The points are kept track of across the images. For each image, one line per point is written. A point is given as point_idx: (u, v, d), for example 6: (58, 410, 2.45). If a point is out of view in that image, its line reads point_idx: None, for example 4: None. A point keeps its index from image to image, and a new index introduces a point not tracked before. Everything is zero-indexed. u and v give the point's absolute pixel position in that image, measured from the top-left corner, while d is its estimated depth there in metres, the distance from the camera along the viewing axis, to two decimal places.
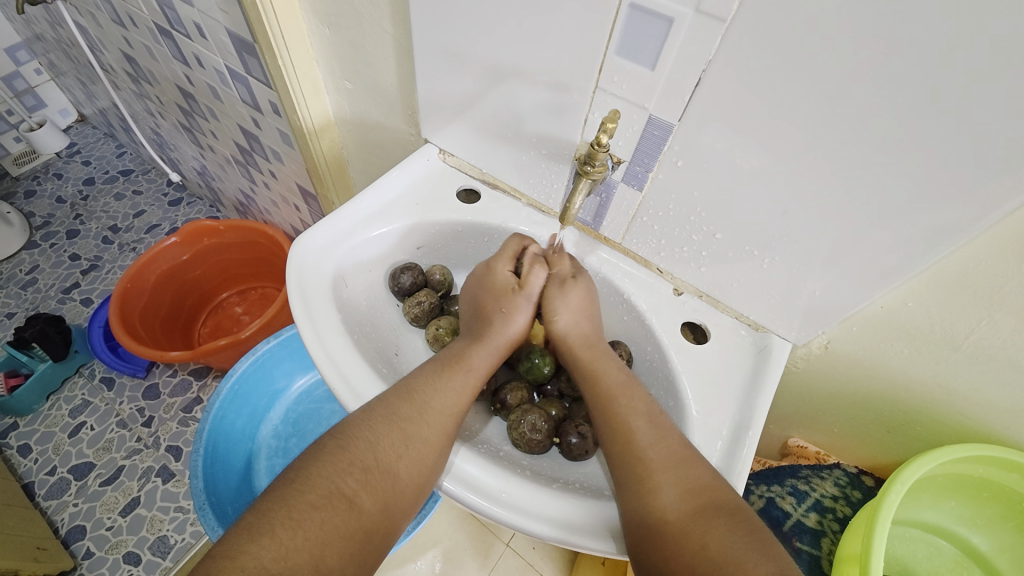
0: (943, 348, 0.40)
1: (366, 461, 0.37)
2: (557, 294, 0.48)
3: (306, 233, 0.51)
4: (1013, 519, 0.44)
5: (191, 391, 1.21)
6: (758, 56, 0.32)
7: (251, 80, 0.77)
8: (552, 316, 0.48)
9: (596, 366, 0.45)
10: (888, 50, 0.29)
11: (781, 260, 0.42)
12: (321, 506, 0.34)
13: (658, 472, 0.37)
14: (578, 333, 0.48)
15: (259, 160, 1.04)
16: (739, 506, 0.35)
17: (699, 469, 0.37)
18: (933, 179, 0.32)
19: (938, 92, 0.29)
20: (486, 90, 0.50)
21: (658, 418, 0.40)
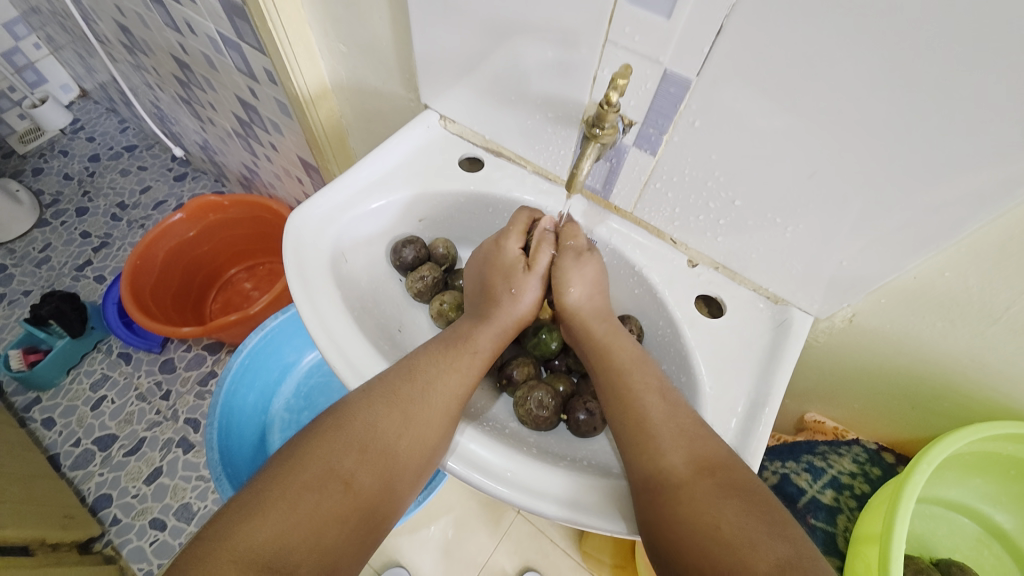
0: (980, 321, 0.37)
1: (364, 441, 0.37)
2: (571, 265, 0.45)
3: (302, 206, 0.50)
4: None
5: (206, 366, 1.23)
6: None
7: (244, 46, 0.74)
8: (563, 289, 0.45)
9: (611, 339, 0.43)
10: None
11: (805, 228, 0.39)
12: (315, 486, 0.35)
13: (671, 450, 0.36)
14: (591, 307, 0.45)
15: (259, 132, 1.01)
16: (755, 487, 0.34)
17: (711, 445, 0.35)
18: (982, 136, 0.28)
19: (998, 33, 0.25)
20: (488, 48, 0.46)
21: (670, 395, 0.39)
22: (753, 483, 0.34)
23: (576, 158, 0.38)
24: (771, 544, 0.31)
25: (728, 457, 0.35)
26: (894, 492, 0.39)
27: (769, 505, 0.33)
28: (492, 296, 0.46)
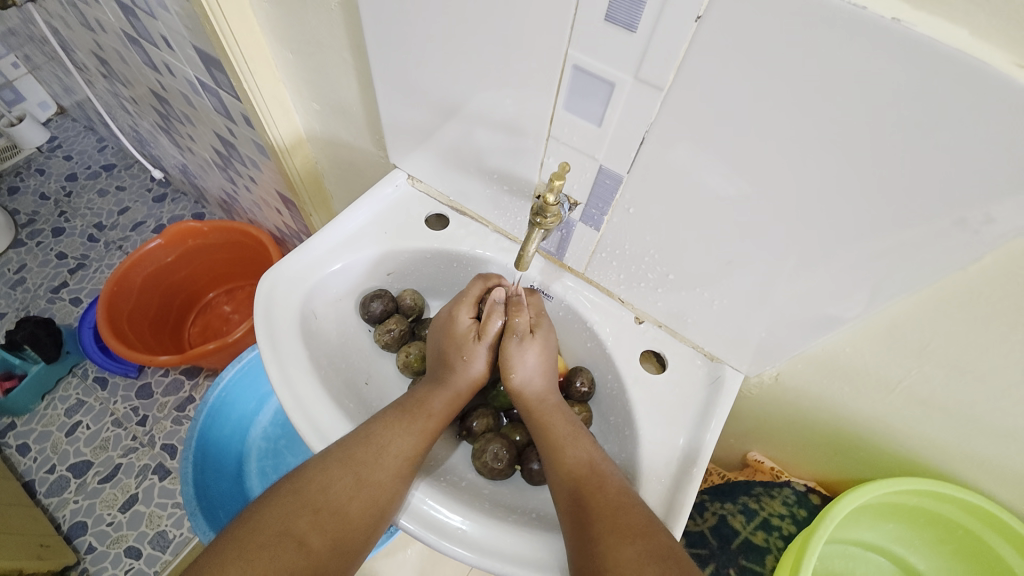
0: (881, 389, 0.42)
1: (318, 503, 0.41)
2: (514, 349, 0.49)
3: (275, 266, 0.53)
4: (947, 542, 0.48)
5: (183, 390, 1.24)
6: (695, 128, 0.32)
7: (221, 93, 0.76)
8: (507, 371, 0.49)
9: (548, 417, 0.48)
10: (817, 133, 0.29)
11: (729, 303, 0.44)
12: (271, 546, 0.38)
13: (597, 519, 0.40)
14: (532, 389, 0.50)
15: (239, 165, 1.04)
16: (673, 557, 0.37)
17: (635, 514, 0.40)
18: (859, 252, 0.33)
19: (863, 174, 0.29)
20: (448, 126, 0.50)
21: (598, 466, 0.44)
22: (675, 551, 0.38)
23: (525, 241, 0.43)
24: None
25: (653, 522, 0.39)
26: (800, 546, 0.45)
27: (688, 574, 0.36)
28: (449, 362, 0.51)
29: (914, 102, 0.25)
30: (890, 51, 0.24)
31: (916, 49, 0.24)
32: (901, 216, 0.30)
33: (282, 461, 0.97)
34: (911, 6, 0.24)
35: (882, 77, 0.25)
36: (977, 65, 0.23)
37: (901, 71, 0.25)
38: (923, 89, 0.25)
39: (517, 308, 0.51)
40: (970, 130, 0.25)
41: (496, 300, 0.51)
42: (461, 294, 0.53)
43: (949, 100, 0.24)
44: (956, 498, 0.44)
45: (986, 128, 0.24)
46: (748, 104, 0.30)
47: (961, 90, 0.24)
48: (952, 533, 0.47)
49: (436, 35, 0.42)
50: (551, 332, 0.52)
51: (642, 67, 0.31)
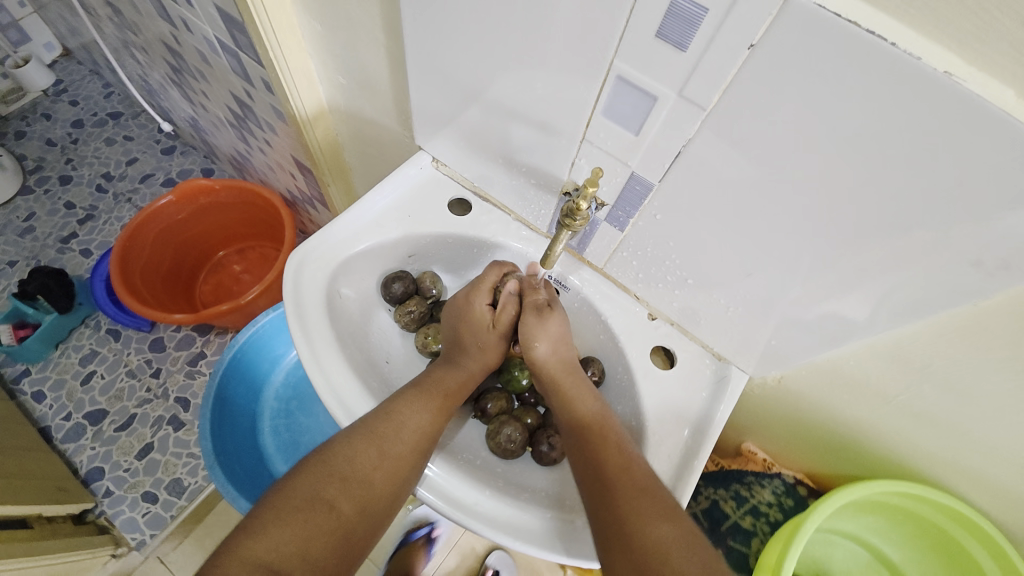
0: (879, 400, 0.44)
1: (345, 472, 0.45)
2: (535, 323, 0.51)
3: (304, 244, 0.54)
4: (921, 538, 0.52)
5: (195, 346, 1.27)
6: (732, 150, 0.33)
7: (242, 56, 0.74)
8: (530, 344, 0.51)
9: (574, 390, 0.51)
10: (852, 167, 0.30)
11: (743, 310, 0.46)
12: (306, 508, 0.42)
13: (621, 500, 0.42)
14: (557, 359, 0.52)
15: (254, 127, 1.02)
16: (693, 543, 0.39)
17: (656, 501, 0.42)
18: (877, 279, 0.34)
19: (891, 209, 0.30)
20: (480, 117, 0.50)
21: (626, 449, 0.46)
22: (697, 537, 0.40)
23: (552, 241, 0.44)
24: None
25: (676, 508, 0.42)
26: (786, 536, 0.49)
27: (710, 561, 0.39)
28: (466, 347, 0.54)
29: (950, 150, 0.26)
30: (936, 100, 0.25)
31: (962, 101, 0.24)
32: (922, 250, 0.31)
33: (294, 422, 1.02)
34: (963, 57, 0.24)
35: (923, 123, 0.26)
36: (1020, 122, 0.24)
37: (943, 120, 0.25)
38: (961, 139, 0.26)
39: (531, 287, 0.53)
40: (999, 181, 0.26)
41: (510, 291, 0.53)
42: (477, 280, 0.54)
43: (986, 151, 0.25)
44: (936, 503, 0.47)
45: (1015, 182, 0.26)
46: (788, 134, 0.30)
47: (999, 145, 0.25)
48: (929, 533, 0.51)
49: (476, 26, 0.41)
50: (564, 316, 0.53)
51: (687, 86, 0.31)
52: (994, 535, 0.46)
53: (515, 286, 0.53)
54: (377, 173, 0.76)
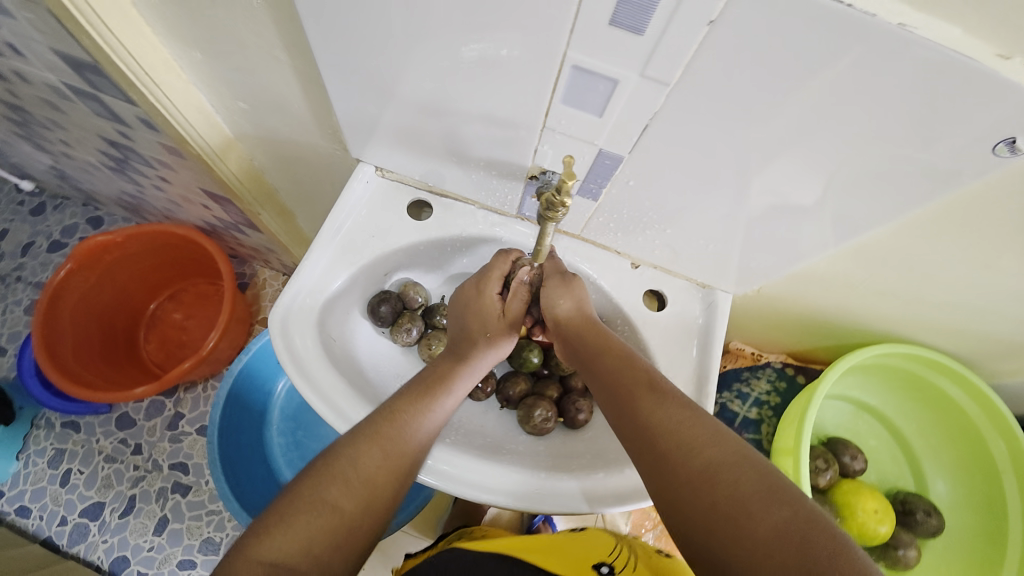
0: (847, 288, 0.51)
1: (344, 475, 0.44)
2: (559, 287, 0.52)
3: (279, 302, 0.51)
4: (893, 382, 0.62)
5: (167, 409, 1.18)
6: (699, 115, 0.34)
7: (103, 99, 0.62)
8: (553, 306, 0.52)
9: (605, 335, 0.51)
10: (813, 111, 0.32)
11: (723, 244, 0.49)
12: (304, 510, 0.42)
13: (661, 440, 0.42)
14: (580, 316, 0.52)
15: (140, 167, 0.89)
16: (745, 461, 0.39)
17: (699, 428, 0.42)
18: (839, 195, 0.38)
19: (848, 138, 0.33)
20: (424, 121, 0.47)
21: (660, 386, 0.45)
22: (750, 454, 0.40)
23: (540, 235, 0.45)
24: (765, 507, 0.36)
25: (725, 433, 0.42)
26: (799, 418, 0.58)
27: (765, 472, 0.38)
28: (482, 336, 0.55)
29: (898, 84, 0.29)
30: (885, 46, 0.27)
31: (907, 44, 0.26)
32: (878, 167, 0.35)
33: (307, 448, 1.01)
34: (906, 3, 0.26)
35: (874, 65, 0.28)
36: (957, 52, 0.26)
37: (892, 60, 0.27)
38: (907, 73, 0.28)
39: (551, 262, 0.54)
40: (941, 101, 0.29)
41: (522, 278, 0.53)
42: (487, 271, 0.54)
43: (929, 80, 0.28)
44: (903, 353, 0.57)
45: (954, 100, 0.29)
46: (751, 93, 0.32)
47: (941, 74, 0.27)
48: (898, 375, 0.60)
49: (400, 35, 0.37)
50: (582, 283, 0.54)
51: (649, 66, 0.31)
52: (956, 368, 0.55)
53: (528, 275, 0.53)
54: (313, 189, 0.70)
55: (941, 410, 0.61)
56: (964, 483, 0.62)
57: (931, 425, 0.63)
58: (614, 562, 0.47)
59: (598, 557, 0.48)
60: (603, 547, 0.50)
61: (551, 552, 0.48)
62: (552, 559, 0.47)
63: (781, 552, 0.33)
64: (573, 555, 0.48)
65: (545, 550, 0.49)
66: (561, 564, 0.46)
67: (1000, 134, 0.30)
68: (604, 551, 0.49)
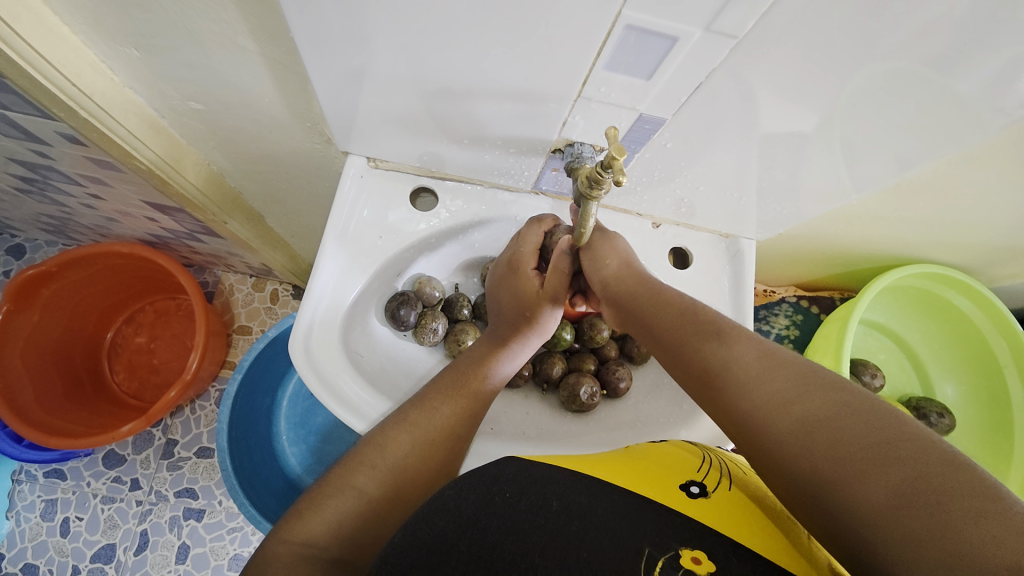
0: (867, 216, 0.52)
1: (375, 459, 0.41)
2: (602, 241, 0.50)
3: (299, 318, 0.47)
4: (899, 297, 0.68)
5: (158, 438, 1.05)
6: (758, 64, 0.32)
7: (5, 114, 0.51)
8: (600, 261, 0.49)
9: (660, 288, 0.46)
10: (875, 47, 0.31)
11: (752, 192, 0.49)
12: (334, 495, 0.38)
13: (737, 397, 0.36)
14: (629, 269, 0.48)
15: (62, 186, 0.76)
16: (846, 414, 0.31)
17: (781, 375, 0.35)
18: (882, 128, 0.38)
19: (903, 71, 0.33)
20: (432, 106, 0.41)
21: (728, 335, 0.39)
22: (855, 398, 0.32)
23: (584, 216, 0.43)
24: (875, 470, 0.29)
25: (819, 372, 0.34)
26: (833, 353, 0.60)
27: (880, 421, 0.30)
28: (521, 319, 0.51)
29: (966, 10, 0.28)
30: None
31: None
32: (927, 97, 0.35)
33: (322, 452, 0.95)
34: None
35: None
36: None
37: None
38: None
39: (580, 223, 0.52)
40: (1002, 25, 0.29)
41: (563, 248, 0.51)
42: (520, 244, 0.52)
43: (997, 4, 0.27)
44: (914, 272, 0.61)
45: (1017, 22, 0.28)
46: (814, 35, 0.30)
47: None
48: (906, 291, 0.66)
49: (410, 13, 0.31)
50: (623, 238, 0.52)
51: (717, 19, 0.28)
52: (958, 278, 0.61)
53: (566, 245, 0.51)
54: (290, 188, 0.63)
55: (944, 319, 0.67)
56: (965, 381, 0.70)
57: (931, 331, 0.70)
58: (707, 482, 0.37)
59: (685, 475, 0.38)
60: (688, 464, 0.40)
61: (636, 473, 0.38)
62: (639, 482, 0.37)
63: (899, 514, 0.27)
64: (654, 472, 0.38)
65: (623, 468, 0.39)
66: (649, 487, 0.36)
67: None
68: (690, 468, 0.39)
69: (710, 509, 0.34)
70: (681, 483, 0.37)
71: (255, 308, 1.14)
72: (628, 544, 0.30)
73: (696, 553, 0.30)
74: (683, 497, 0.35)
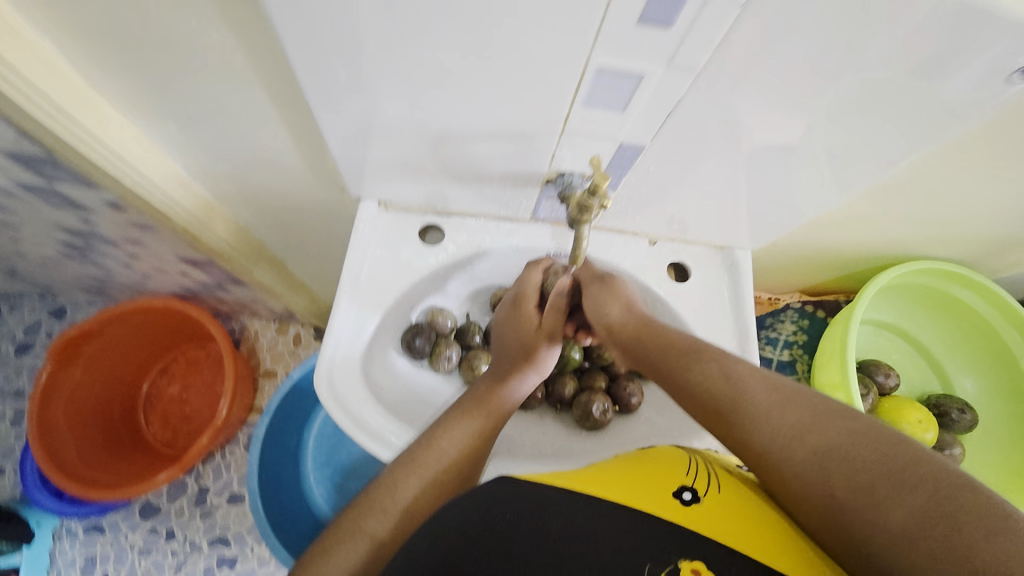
0: (853, 218, 0.54)
1: (386, 503, 0.41)
2: (602, 292, 0.52)
3: (325, 350, 0.51)
4: (904, 297, 0.68)
5: (190, 486, 1.08)
6: (720, 92, 0.36)
7: (59, 188, 0.57)
8: (603, 312, 0.52)
9: (665, 333, 0.47)
10: (823, 67, 0.34)
11: (739, 204, 0.51)
12: (347, 540, 0.39)
13: (747, 434, 0.37)
14: (634, 319, 0.50)
15: (104, 248, 0.83)
16: (864, 447, 0.32)
17: (792, 412, 0.36)
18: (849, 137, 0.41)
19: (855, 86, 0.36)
20: (435, 152, 0.46)
21: (732, 369, 0.41)
22: (871, 431, 0.32)
23: (577, 240, 0.47)
24: (897, 505, 0.29)
25: (825, 404, 0.36)
26: (838, 354, 0.61)
27: (896, 454, 0.31)
28: (522, 354, 0.54)
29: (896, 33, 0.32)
30: None
31: None
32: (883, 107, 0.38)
33: (348, 490, 0.96)
34: None
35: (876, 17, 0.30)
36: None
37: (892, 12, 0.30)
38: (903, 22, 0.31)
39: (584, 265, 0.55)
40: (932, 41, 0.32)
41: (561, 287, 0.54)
42: (521, 285, 0.55)
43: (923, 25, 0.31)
44: (913, 269, 0.62)
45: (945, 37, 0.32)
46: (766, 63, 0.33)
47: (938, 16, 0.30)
48: (912, 289, 0.67)
49: (408, 74, 0.36)
50: (626, 283, 0.54)
51: (676, 57, 0.32)
52: (958, 271, 0.62)
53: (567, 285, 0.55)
54: (308, 235, 0.68)
55: (953, 313, 0.68)
56: (984, 374, 0.69)
57: (943, 328, 0.70)
58: (698, 487, 0.37)
59: (675, 480, 0.38)
60: (676, 468, 0.39)
61: (626, 482, 0.37)
62: (630, 492, 0.36)
63: (924, 548, 0.27)
64: (646, 480, 0.38)
65: (615, 478, 0.38)
66: (643, 499, 0.35)
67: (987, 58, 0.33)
68: (679, 471, 0.39)
69: (707, 518, 0.34)
70: (672, 490, 0.36)
71: (279, 352, 1.19)
72: (626, 560, 0.30)
73: (696, 564, 0.30)
74: (676, 507, 0.35)
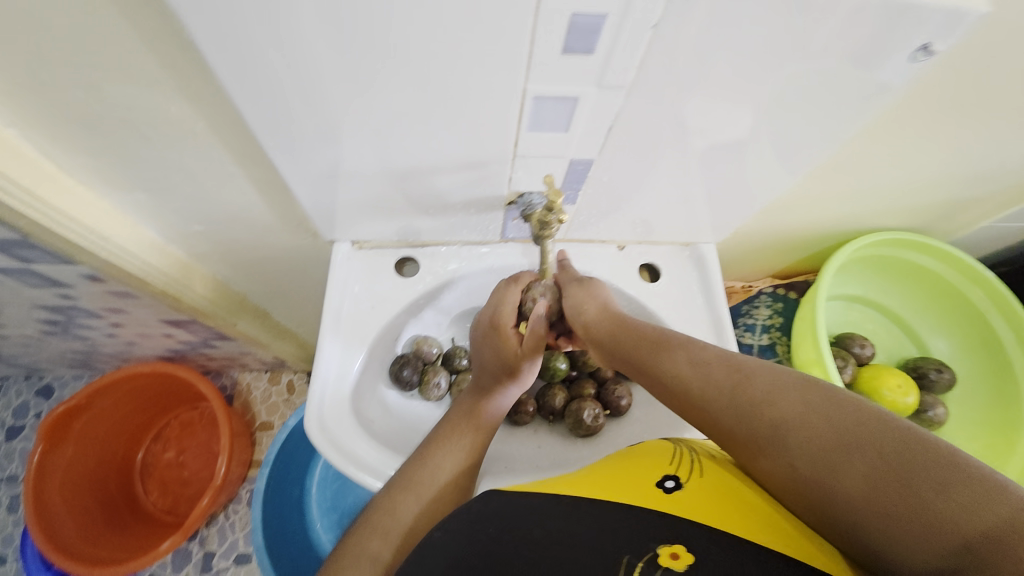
0: (803, 201, 0.57)
1: (387, 524, 0.42)
2: (581, 291, 0.54)
3: (313, 390, 0.51)
4: (868, 269, 0.71)
5: (195, 553, 1.05)
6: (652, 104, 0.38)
7: (34, 267, 0.57)
8: (581, 309, 0.53)
9: (642, 325, 0.49)
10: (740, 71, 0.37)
11: (695, 202, 0.54)
12: (352, 565, 0.40)
13: (715, 411, 0.38)
14: (609, 317, 0.51)
15: (85, 321, 0.82)
16: (821, 408, 0.33)
17: (754, 384, 0.37)
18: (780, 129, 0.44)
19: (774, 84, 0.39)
20: (398, 189, 0.48)
21: (698, 356, 0.42)
22: (825, 397, 0.34)
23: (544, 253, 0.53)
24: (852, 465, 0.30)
25: (784, 373, 0.37)
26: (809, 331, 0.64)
27: (848, 414, 0.32)
28: (504, 372, 0.55)
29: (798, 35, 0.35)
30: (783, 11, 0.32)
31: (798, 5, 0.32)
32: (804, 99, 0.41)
33: None
34: None
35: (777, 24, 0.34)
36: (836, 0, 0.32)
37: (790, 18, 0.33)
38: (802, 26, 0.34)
39: (564, 271, 0.58)
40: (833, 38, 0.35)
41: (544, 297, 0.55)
42: (499, 305, 0.55)
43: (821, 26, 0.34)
44: (871, 242, 0.66)
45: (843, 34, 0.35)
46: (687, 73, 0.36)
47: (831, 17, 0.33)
48: (874, 261, 0.70)
49: (360, 122, 0.38)
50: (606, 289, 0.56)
51: (604, 78, 0.35)
52: (913, 238, 0.65)
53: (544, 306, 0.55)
54: (287, 282, 0.69)
55: (916, 279, 0.71)
56: (953, 333, 0.72)
57: (908, 294, 0.73)
58: (681, 474, 0.39)
59: (659, 471, 0.39)
60: (661, 458, 0.41)
61: (613, 480, 0.39)
62: (615, 488, 0.38)
63: (877, 498, 0.29)
64: (631, 474, 0.39)
65: (603, 476, 0.40)
66: (626, 492, 0.37)
67: (885, 47, 0.36)
68: (663, 462, 0.41)
69: (688, 502, 0.36)
70: (655, 480, 0.38)
71: (273, 402, 1.18)
72: (606, 556, 0.32)
73: (675, 548, 0.32)
74: (659, 495, 0.37)
